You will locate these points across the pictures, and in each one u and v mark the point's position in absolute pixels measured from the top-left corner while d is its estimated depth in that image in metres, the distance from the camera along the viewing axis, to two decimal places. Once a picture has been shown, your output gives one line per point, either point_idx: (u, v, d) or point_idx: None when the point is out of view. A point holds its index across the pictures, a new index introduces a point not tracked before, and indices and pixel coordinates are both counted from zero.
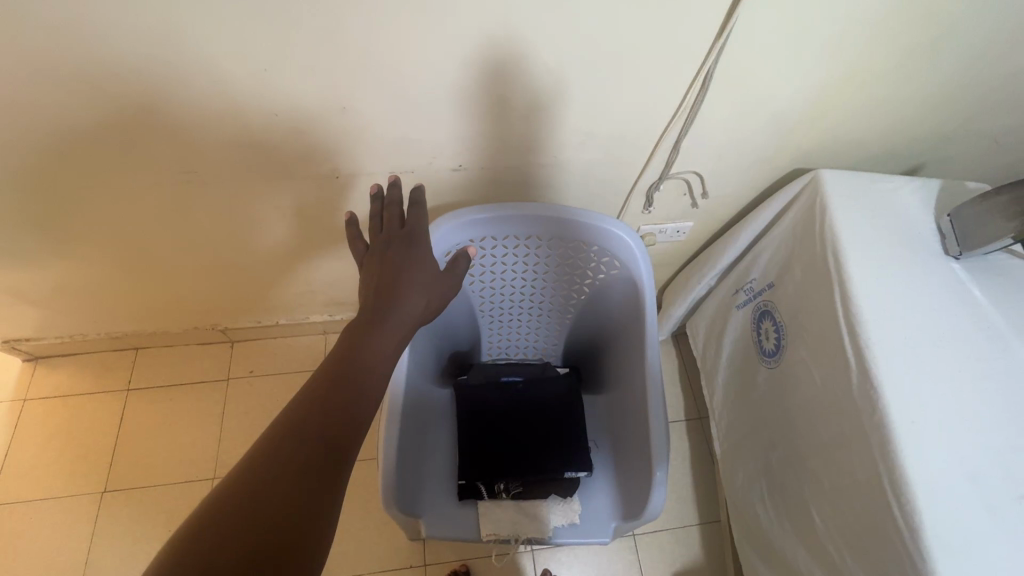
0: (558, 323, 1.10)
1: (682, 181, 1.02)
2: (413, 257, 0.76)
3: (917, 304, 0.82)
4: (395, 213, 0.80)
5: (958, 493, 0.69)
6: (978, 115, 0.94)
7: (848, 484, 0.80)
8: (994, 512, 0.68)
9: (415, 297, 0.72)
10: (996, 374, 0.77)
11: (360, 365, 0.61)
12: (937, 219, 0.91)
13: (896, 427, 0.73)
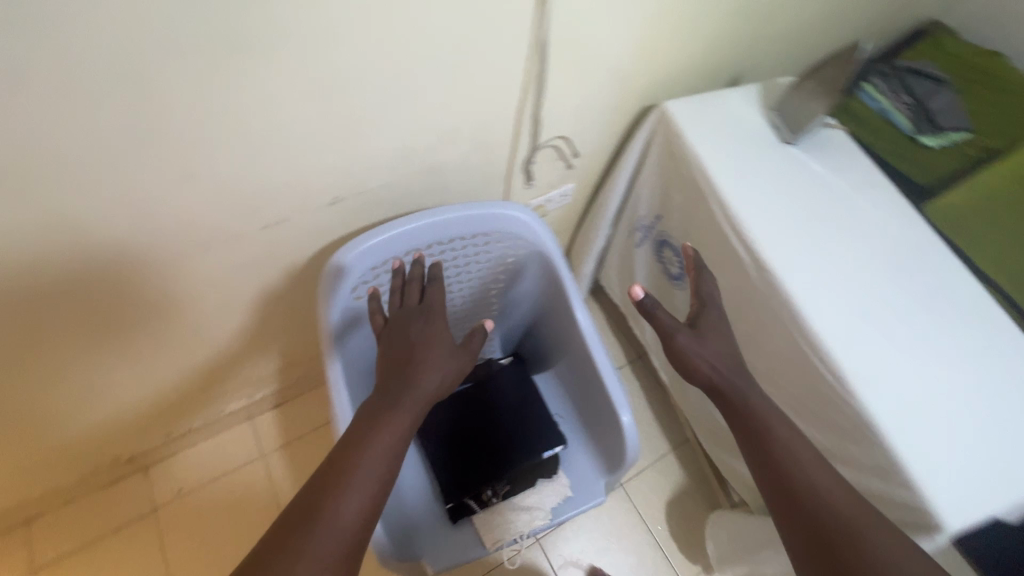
0: (488, 317, 1.11)
1: (552, 148, 1.06)
2: (427, 333, 0.80)
3: (779, 191, 0.93)
4: (414, 291, 0.84)
5: (859, 334, 0.80)
6: (771, 19, 1.07)
7: (776, 362, 0.89)
8: (888, 336, 0.80)
9: (431, 373, 0.76)
10: (851, 228, 0.90)
11: (386, 427, 0.69)
12: (766, 114, 1.02)
13: (798, 300, 0.82)
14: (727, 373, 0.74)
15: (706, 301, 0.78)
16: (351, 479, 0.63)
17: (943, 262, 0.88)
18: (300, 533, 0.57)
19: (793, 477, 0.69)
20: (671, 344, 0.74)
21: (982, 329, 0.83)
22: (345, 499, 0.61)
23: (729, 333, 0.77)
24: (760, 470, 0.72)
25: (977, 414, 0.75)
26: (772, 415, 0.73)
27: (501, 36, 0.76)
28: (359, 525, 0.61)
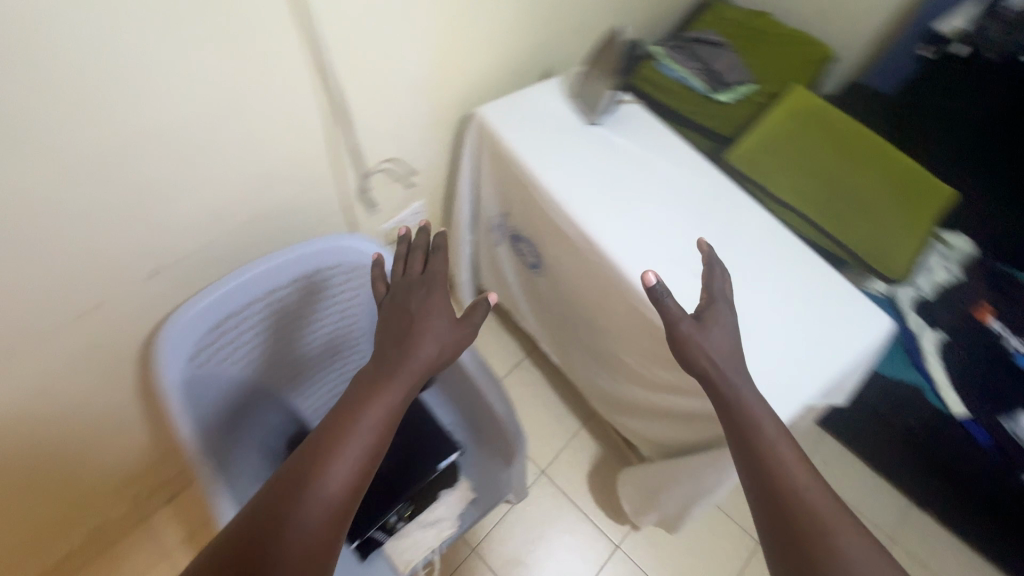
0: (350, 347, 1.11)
1: (385, 172, 1.08)
2: (428, 300, 0.78)
3: (592, 168, 1.01)
4: (417, 260, 0.84)
5: (678, 279, 0.89)
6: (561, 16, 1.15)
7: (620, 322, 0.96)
8: (699, 273, 0.90)
9: (429, 344, 0.74)
10: (659, 187, 0.99)
11: (376, 403, 0.67)
12: (569, 100, 1.11)
13: (621, 262, 0.90)
14: (729, 364, 0.73)
15: (713, 296, 0.79)
16: (344, 446, 0.64)
17: (737, 198, 1.00)
18: (291, 499, 0.60)
19: (780, 482, 0.65)
20: (673, 333, 0.75)
21: (774, 248, 0.95)
22: (331, 466, 0.62)
23: (734, 330, 0.77)
24: (748, 472, 0.68)
25: (780, 323, 0.87)
26: (765, 418, 0.70)
27: (280, 77, 0.78)
28: (350, 492, 0.62)
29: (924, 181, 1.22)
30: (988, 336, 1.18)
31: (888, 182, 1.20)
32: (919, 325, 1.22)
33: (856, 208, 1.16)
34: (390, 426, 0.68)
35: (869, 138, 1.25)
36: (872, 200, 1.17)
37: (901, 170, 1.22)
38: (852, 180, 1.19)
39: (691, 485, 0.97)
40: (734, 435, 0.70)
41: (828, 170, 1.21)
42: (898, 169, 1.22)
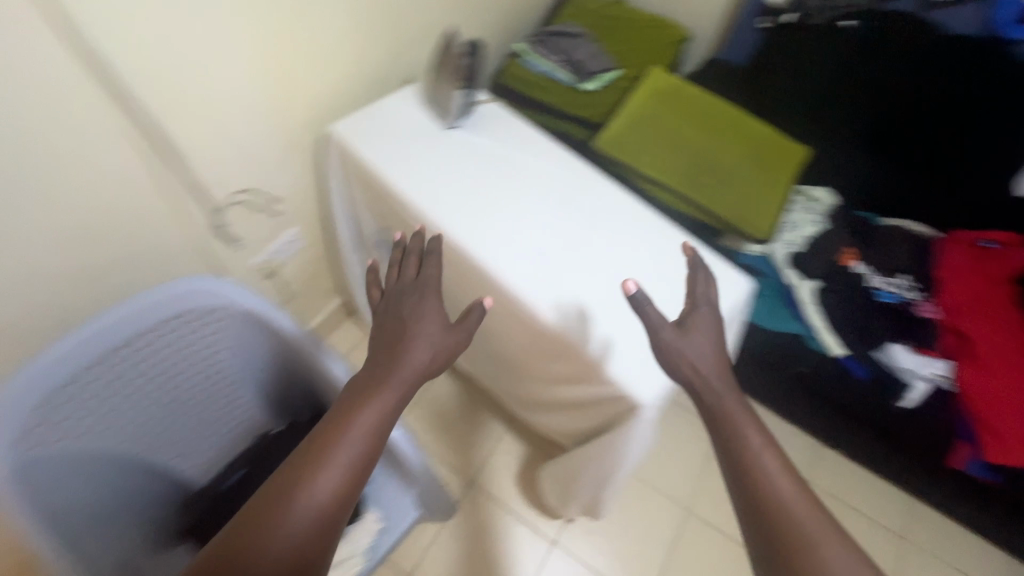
0: (230, 393, 1.00)
1: (243, 205, 1.03)
2: (420, 307, 0.79)
3: (454, 173, 1.00)
4: (411, 264, 0.84)
5: (546, 271, 0.89)
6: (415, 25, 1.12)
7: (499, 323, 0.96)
8: (566, 262, 0.91)
9: (421, 349, 0.75)
10: (522, 184, 0.99)
11: (366, 412, 0.68)
12: (424, 106, 1.08)
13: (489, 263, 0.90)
14: (714, 374, 0.74)
15: (696, 300, 0.80)
16: (336, 451, 0.65)
17: (599, 185, 1.02)
18: (282, 503, 0.61)
19: (761, 489, 0.65)
20: (654, 340, 0.76)
21: (636, 227, 0.97)
22: (323, 472, 0.63)
23: (719, 335, 0.78)
24: (733, 480, 0.68)
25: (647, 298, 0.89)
26: (749, 427, 0.70)
27: (71, 120, 0.72)
28: (341, 494, 0.63)
29: (780, 144, 1.31)
30: (854, 278, 1.27)
31: (749, 149, 1.29)
32: (795, 278, 1.29)
33: (722, 176, 1.23)
34: (382, 433, 0.69)
35: (726, 111, 1.33)
36: (736, 167, 1.25)
37: (760, 137, 1.31)
38: (716, 151, 1.26)
39: (598, 473, 0.97)
40: (720, 443, 0.71)
41: (692, 143, 1.27)
42: (757, 137, 1.31)
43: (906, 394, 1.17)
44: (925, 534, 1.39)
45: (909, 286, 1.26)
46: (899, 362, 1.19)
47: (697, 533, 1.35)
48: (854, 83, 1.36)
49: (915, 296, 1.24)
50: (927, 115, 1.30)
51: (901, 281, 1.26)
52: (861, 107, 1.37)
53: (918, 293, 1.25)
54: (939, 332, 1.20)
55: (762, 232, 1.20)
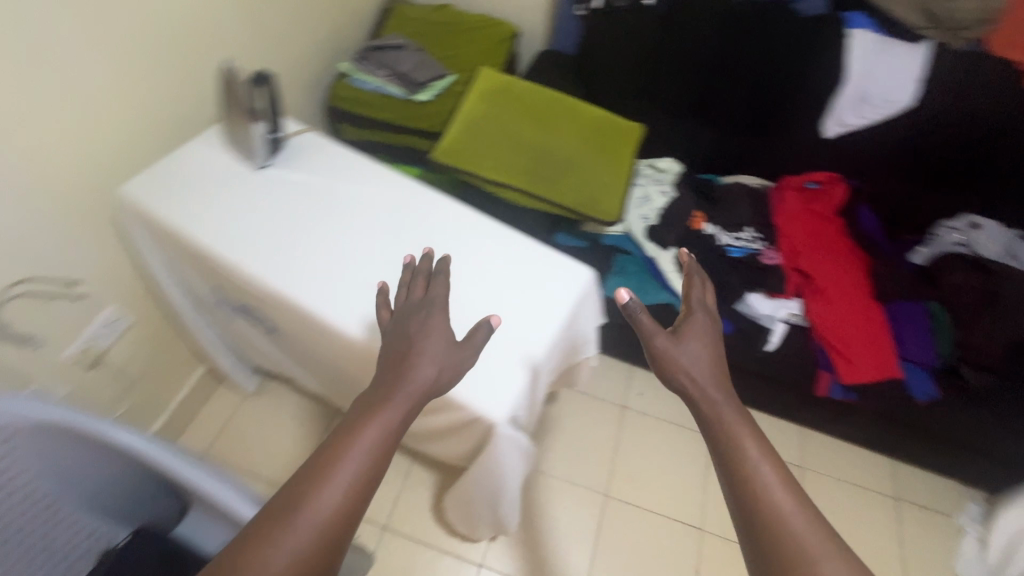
0: (54, 517, 0.87)
1: (27, 296, 0.89)
2: (429, 325, 0.71)
3: (269, 215, 0.92)
4: (419, 283, 0.77)
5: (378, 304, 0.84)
6: (202, 65, 1.03)
7: (348, 365, 0.89)
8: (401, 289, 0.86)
9: (426, 366, 0.68)
10: (345, 214, 0.93)
11: (371, 429, 0.62)
12: (228, 148, 0.99)
13: (315, 308, 0.83)
14: (710, 383, 0.72)
15: (690, 306, 0.79)
16: (337, 467, 0.59)
17: (429, 199, 0.97)
18: (279, 525, 0.55)
19: (763, 505, 0.61)
20: (648, 348, 0.76)
21: (473, 237, 0.94)
22: (324, 493, 0.57)
23: (712, 337, 0.77)
24: (734, 500, 0.63)
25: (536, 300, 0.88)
26: (746, 435, 0.66)
27: None
28: (346, 513, 0.57)
29: (614, 127, 1.35)
30: (705, 240, 1.34)
31: (586, 137, 1.31)
32: (654, 250, 1.34)
33: (563, 168, 1.24)
34: (387, 452, 0.62)
35: (560, 104, 1.35)
36: (576, 156, 1.27)
37: (596, 124, 1.34)
38: (554, 144, 1.27)
39: (486, 494, 0.92)
40: (718, 457, 0.67)
41: (529, 140, 1.27)
42: (593, 124, 1.34)
43: (768, 337, 1.25)
44: (820, 458, 1.48)
45: (753, 238, 1.35)
46: (757, 310, 1.26)
47: (616, 514, 1.37)
48: (667, 59, 1.38)
49: (759, 246, 1.33)
50: (738, 78, 1.35)
51: (746, 234, 1.35)
52: (679, 81, 1.40)
53: (762, 243, 1.34)
54: (787, 274, 1.29)
55: (610, 215, 1.22)
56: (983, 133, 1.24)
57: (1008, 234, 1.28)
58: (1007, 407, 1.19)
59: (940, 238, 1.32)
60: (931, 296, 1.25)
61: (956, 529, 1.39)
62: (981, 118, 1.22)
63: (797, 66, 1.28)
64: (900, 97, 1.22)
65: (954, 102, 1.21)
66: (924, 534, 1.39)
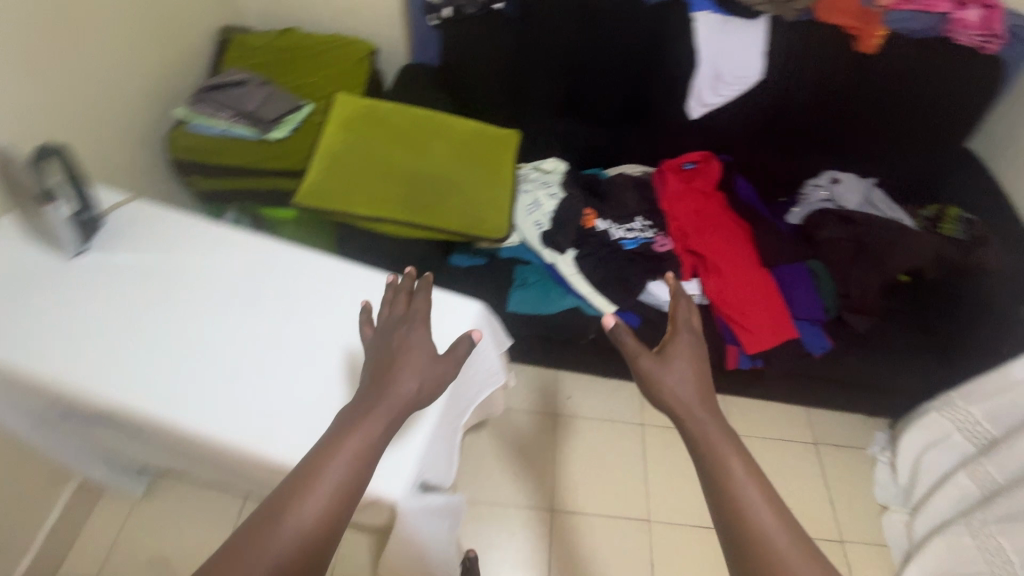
0: None
1: None
2: (410, 341, 0.68)
3: (93, 310, 0.77)
4: (401, 299, 0.73)
5: (239, 392, 0.72)
6: None
7: (222, 466, 0.77)
8: (265, 367, 0.74)
9: (408, 379, 0.64)
10: (189, 292, 0.81)
11: (354, 440, 0.59)
12: (31, 240, 0.83)
13: (161, 413, 0.70)
14: (697, 403, 0.68)
15: (678, 325, 0.75)
16: (319, 478, 0.56)
17: (287, 254, 0.86)
18: (256, 543, 0.52)
19: (753, 531, 0.57)
20: (634, 370, 0.71)
21: (340, 289, 0.83)
22: (305, 506, 0.54)
23: (702, 357, 0.72)
24: (726, 528, 0.59)
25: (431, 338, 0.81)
26: (735, 458, 0.62)
27: None
28: (328, 528, 0.54)
29: (488, 138, 1.30)
30: (599, 237, 1.33)
31: (461, 153, 1.25)
32: (551, 256, 1.32)
33: (440, 191, 1.18)
34: (369, 465, 0.59)
35: (428, 122, 1.29)
36: (453, 176, 1.21)
37: (469, 138, 1.29)
38: (428, 167, 1.20)
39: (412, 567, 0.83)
40: (706, 484, 0.63)
41: (400, 166, 1.19)
42: (466, 139, 1.29)
43: None
44: (745, 422, 1.54)
45: (644, 227, 1.36)
46: (660, 297, 1.29)
47: (563, 526, 1.34)
48: (531, 62, 1.34)
49: (651, 234, 1.35)
50: (604, 73, 1.34)
51: (637, 225, 1.36)
52: (548, 82, 1.37)
53: (653, 231, 1.36)
54: (682, 258, 1.32)
55: (497, 233, 1.17)
56: (828, 94, 1.32)
57: (864, 183, 1.39)
58: (889, 344, 1.28)
59: (810, 198, 1.42)
60: (810, 254, 1.32)
61: (870, 460, 1.49)
62: (824, 80, 1.29)
63: (657, 55, 1.29)
64: (750, 74, 1.27)
65: (799, 69, 1.28)
66: (846, 472, 1.48)
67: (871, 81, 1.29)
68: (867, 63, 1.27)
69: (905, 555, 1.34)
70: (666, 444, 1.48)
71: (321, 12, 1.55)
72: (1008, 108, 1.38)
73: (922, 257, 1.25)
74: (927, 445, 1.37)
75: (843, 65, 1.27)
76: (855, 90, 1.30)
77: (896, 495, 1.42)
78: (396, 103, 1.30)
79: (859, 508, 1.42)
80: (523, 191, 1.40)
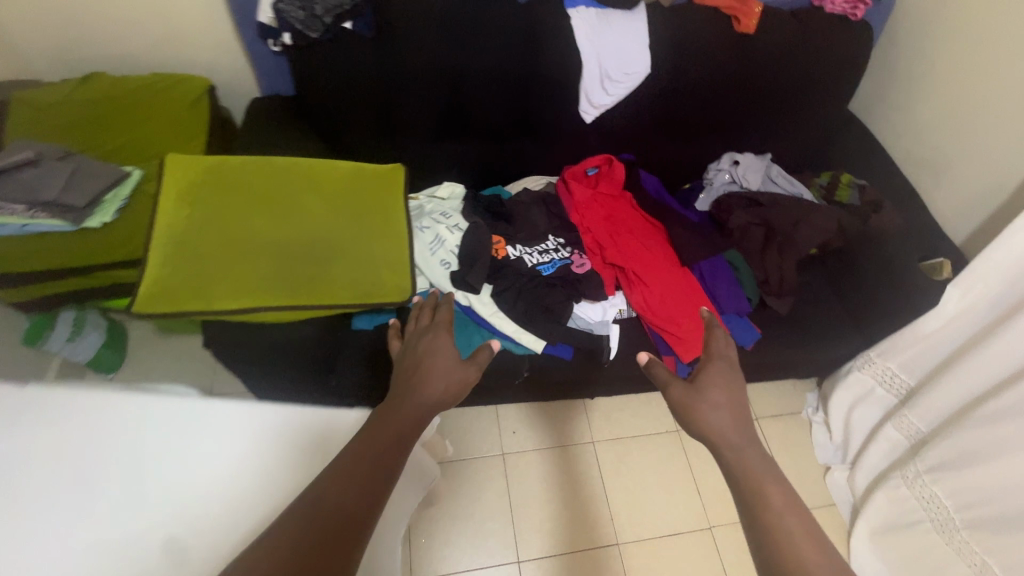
0: None
1: None
2: (434, 346, 0.72)
3: None
4: (426, 312, 0.80)
5: None
6: None
7: None
8: None
9: (433, 383, 0.67)
10: None
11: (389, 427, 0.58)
12: None
13: None
14: (731, 432, 0.69)
15: (712, 354, 0.79)
16: (355, 460, 0.53)
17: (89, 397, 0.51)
18: (292, 527, 0.47)
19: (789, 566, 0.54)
20: (667, 396, 0.76)
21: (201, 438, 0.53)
22: (342, 489, 0.51)
23: (733, 384, 0.74)
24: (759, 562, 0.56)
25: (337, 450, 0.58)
26: (772, 487, 0.62)
27: None
28: (359, 514, 0.50)
29: (365, 177, 1.13)
30: (514, 268, 1.22)
31: (342, 205, 1.07)
32: (467, 298, 1.19)
33: (324, 257, 1.00)
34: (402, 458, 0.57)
35: (292, 173, 1.08)
36: (337, 235, 1.03)
37: (348, 185, 1.11)
38: (302, 230, 1.01)
39: None
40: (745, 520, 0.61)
41: (267, 237, 0.99)
42: (345, 186, 1.10)
43: (609, 346, 1.21)
44: None
45: (559, 247, 1.26)
46: (589, 319, 1.21)
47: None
48: (402, 85, 1.17)
49: (567, 253, 1.26)
50: (486, 87, 1.20)
51: (551, 246, 1.26)
52: (426, 105, 1.21)
53: (569, 249, 1.27)
54: (603, 274, 1.25)
55: (404, 293, 1.02)
56: (717, 79, 1.27)
57: (762, 162, 1.38)
58: (813, 320, 1.29)
59: (714, 184, 1.39)
60: (726, 245, 1.29)
61: (806, 423, 1.54)
62: (712, 66, 1.24)
63: (540, 61, 1.17)
64: (638, 66, 1.17)
65: (687, 58, 1.21)
66: (787, 441, 1.52)
67: (756, 61, 1.26)
68: (750, 43, 1.23)
69: (852, 510, 1.40)
70: (619, 457, 1.43)
71: (133, 52, 1.27)
72: (876, 69, 1.43)
73: (827, 230, 1.27)
74: (854, 402, 1.43)
75: (728, 48, 1.23)
76: (742, 72, 1.27)
77: (835, 453, 1.48)
78: (248, 157, 1.08)
79: (804, 474, 1.47)
80: (420, 230, 1.25)
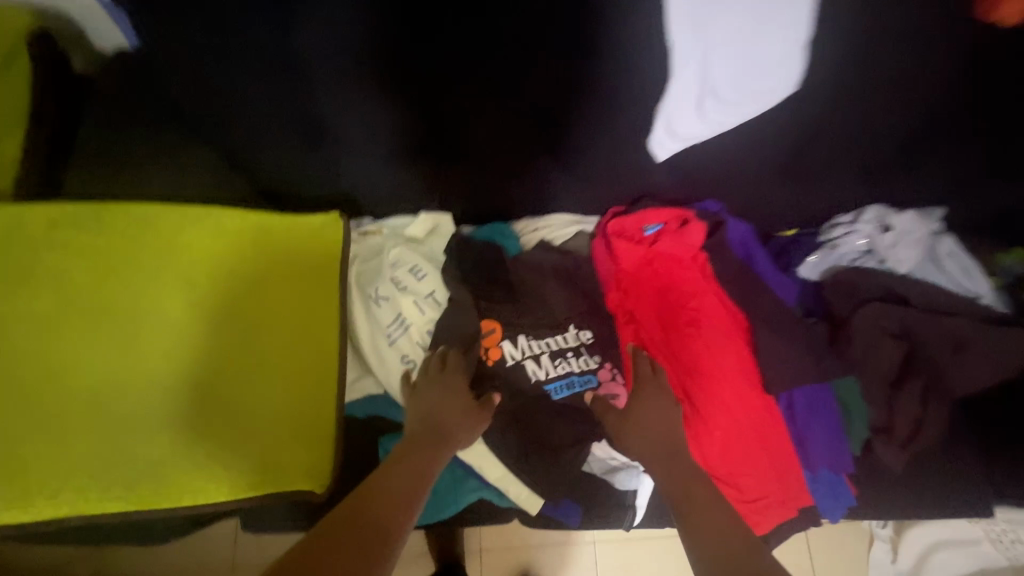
0: None
1: None
2: (450, 391, 0.75)
3: None
4: (434, 357, 0.78)
5: None
6: None
7: None
8: None
9: (452, 422, 0.72)
10: None
11: (417, 458, 0.66)
12: None
13: None
14: (666, 443, 0.71)
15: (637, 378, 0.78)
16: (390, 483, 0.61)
17: None
18: (347, 524, 0.53)
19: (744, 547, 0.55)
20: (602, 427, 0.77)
21: None
22: (383, 502, 0.58)
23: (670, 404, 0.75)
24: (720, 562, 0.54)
25: None
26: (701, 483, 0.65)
27: None
28: (402, 520, 0.57)
29: (286, 260, 0.71)
30: (508, 384, 0.82)
31: (240, 323, 0.67)
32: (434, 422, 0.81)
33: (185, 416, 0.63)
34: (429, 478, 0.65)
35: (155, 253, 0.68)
36: (224, 382, 0.65)
37: (249, 277, 0.69)
38: (170, 372, 0.64)
39: None
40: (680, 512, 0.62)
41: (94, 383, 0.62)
42: (250, 283, 0.69)
43: (636, 506, 0.81)
44: None
45: (580, 349, 0.84)
46: (613, 459, 0.82)
47: None
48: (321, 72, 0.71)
49: (590, 360, 0.83)
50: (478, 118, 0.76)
51: (568, 344, 0.84)
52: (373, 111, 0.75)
53: (596, 355, 0.84)
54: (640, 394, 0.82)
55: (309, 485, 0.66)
56: (888, 104, 0.76)
57: (926, 228, 0.89)
58: (961, 491, 0.84)
59: (838, 249, 0.91)
60: (839, 369, 0.85)
61: (868, 536, 1.22)
62: (894, 88, 0.72)
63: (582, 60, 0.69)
64: (777, 79, 0.61)
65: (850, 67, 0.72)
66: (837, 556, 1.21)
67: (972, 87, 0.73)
68: None
69: None
70: None
71: None
72: None
73: (1005, 363, 0.82)
74: (938, 540, 1.06)
75: (938, 65, 0.69)
76: (938, 102, 0.74)
77: None
78: (83, 222, 0.66)
79: None
80: (374, 301, 0.83)
